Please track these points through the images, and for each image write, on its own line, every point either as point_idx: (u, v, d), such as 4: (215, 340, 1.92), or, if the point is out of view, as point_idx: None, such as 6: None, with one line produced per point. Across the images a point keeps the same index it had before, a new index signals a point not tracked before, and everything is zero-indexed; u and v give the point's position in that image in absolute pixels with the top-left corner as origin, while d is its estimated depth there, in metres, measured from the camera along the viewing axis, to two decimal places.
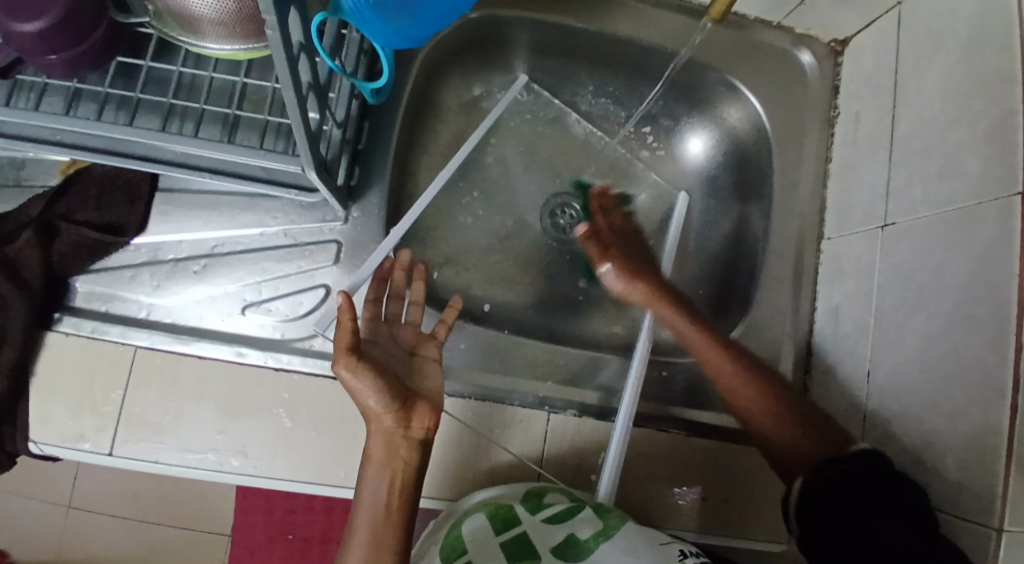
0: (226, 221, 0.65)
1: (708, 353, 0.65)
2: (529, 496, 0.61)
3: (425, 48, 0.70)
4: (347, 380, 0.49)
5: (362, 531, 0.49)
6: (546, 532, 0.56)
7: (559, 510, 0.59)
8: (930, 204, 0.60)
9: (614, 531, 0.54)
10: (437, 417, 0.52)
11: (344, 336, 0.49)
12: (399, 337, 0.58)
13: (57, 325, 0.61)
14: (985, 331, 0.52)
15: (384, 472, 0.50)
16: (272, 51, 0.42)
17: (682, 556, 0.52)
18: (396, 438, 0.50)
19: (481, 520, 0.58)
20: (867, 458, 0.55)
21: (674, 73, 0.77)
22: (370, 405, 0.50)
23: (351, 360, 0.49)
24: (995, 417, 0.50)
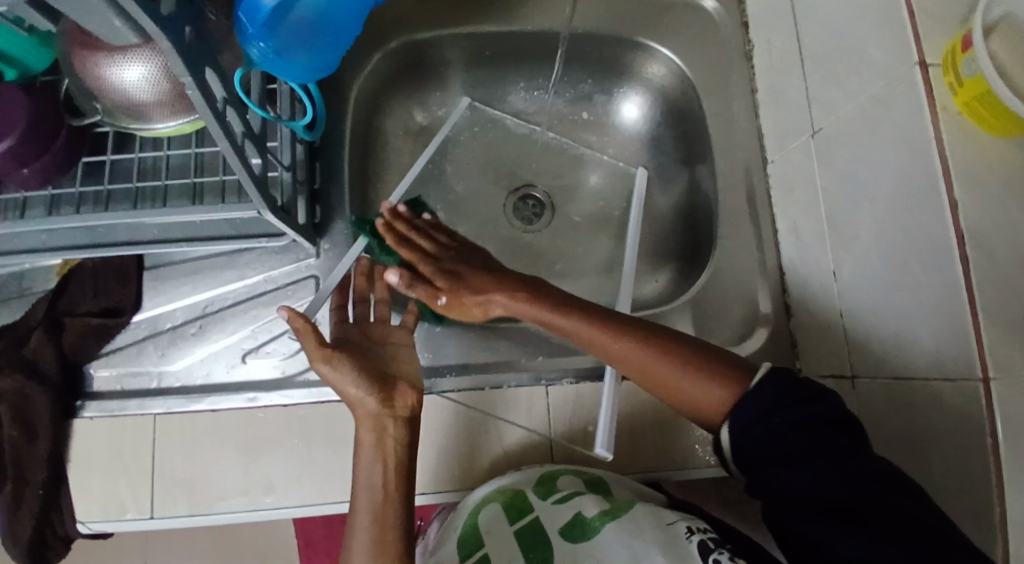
0: (211, 282, 0.71)
1: (608, 345, 0.59)
2: (541, 480, 0.64)
3: (356, 83, 0.76)
4: (327, 372, 0.54)
5: (364, 514, 0.53)
6: (556, 514, 0.60)
7: (568, 494, 0.62)
8: (848, 100, 0.62)
9: (622, 513, 0.59)
10: (416, 394, 0.57)
11: (311, 338, 0.54)
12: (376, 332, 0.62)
13: (82, 412, 0.67)
14: (921, 198, 0.54)
15: (377, 457, 0.54)
16: (198, 109, 0.48)
17: (689, 533, 0.57)
18: (384, 419, 0.55)
19: (495, 509, 0.61)
20: (790, 382, 0.52)
21: (592, 48, 0.82)
22: (353, 392, 0.54)
23: (326, 355, 0.54)
24: (950, 273, 0.51)
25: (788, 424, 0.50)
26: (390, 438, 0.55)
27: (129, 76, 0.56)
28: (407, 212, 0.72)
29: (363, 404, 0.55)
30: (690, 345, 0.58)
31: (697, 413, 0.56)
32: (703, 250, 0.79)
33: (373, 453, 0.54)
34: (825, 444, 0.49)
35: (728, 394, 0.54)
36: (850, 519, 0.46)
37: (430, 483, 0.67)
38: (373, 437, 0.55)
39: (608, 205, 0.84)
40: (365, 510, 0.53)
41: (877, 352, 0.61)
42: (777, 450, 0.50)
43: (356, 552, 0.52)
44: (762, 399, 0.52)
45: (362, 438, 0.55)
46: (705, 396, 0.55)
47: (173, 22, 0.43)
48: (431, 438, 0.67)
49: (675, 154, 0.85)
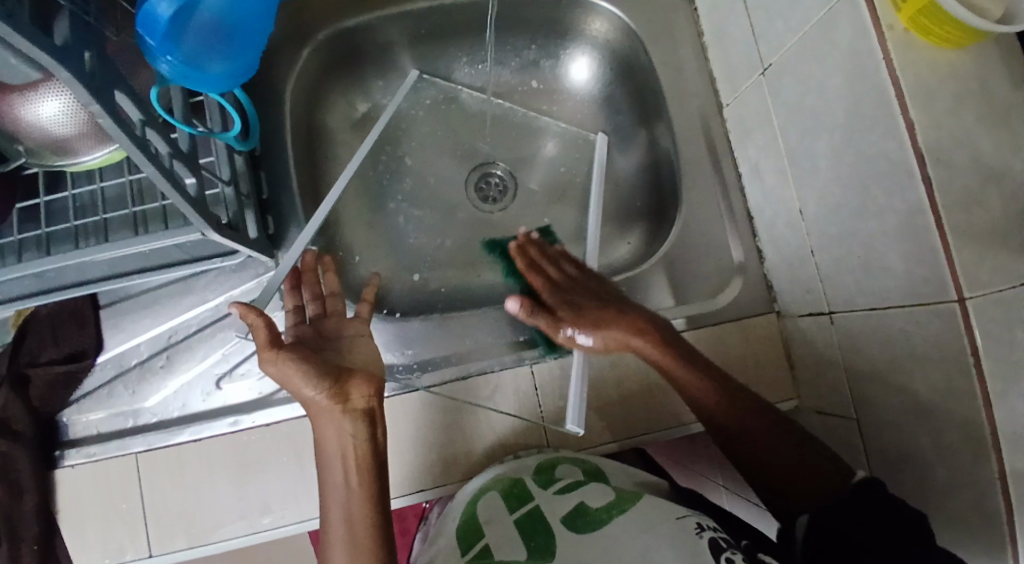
0: (172, 311, 0.69)
1: (687, 381, 0.62)
2: (541, 468, 0.64)
3: (289, 84, 0.73)
4: (273, 371, 0.50)
5: (336, 510, 0.52)
6: (556, 503, 0.59)
7: (569, 482, 0.62)
8: (793, 30, 0.60)
9: (628, 505, 0.57)
10: (374, 385, 0.54)
11: (262, 333, 0.50)
12: (327, 328, 0.60)
13: (63, 460, 0.65)
14: (878, 124, 0.52)
15: (336, 453, 0.52)
16: (114, 136, 0.44)
17: (699, 529, 0.54)
18: (337, 415, 0.52)
19: (495, 497, 0.61)
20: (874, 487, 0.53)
21: (529, 13, 0.79)
22: (304, 391, 0.51)
23: (274, 353, 0.50)
24: (916, 197, 0.50)
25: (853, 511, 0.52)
26: (350, 433, 0.52)
27: (45, 112, 0.53)
28: (537, 241, 0.77)
29: (316, 402, 0.51)
30: (748, 407, 0.61)
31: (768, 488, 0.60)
32: (670, 205, 0.77)
33: (335, 450, 0.52)
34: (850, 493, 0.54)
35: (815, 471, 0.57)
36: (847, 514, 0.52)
37: (426, 480, 0.66)
38: (333, 433, 0.52)
39: (568, 173, 0.82)
40: (336, 507, 0.52)
41: (851, 284, 0.60)
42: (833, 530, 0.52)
43: (331, 548, 0.52)
44: (845, 507, 0.53)
45: (321, 433, 0.52)
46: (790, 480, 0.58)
47: (71, 49, 0.41)
48: (421, 433, 0.66)
49: (629, 112, 0.83)
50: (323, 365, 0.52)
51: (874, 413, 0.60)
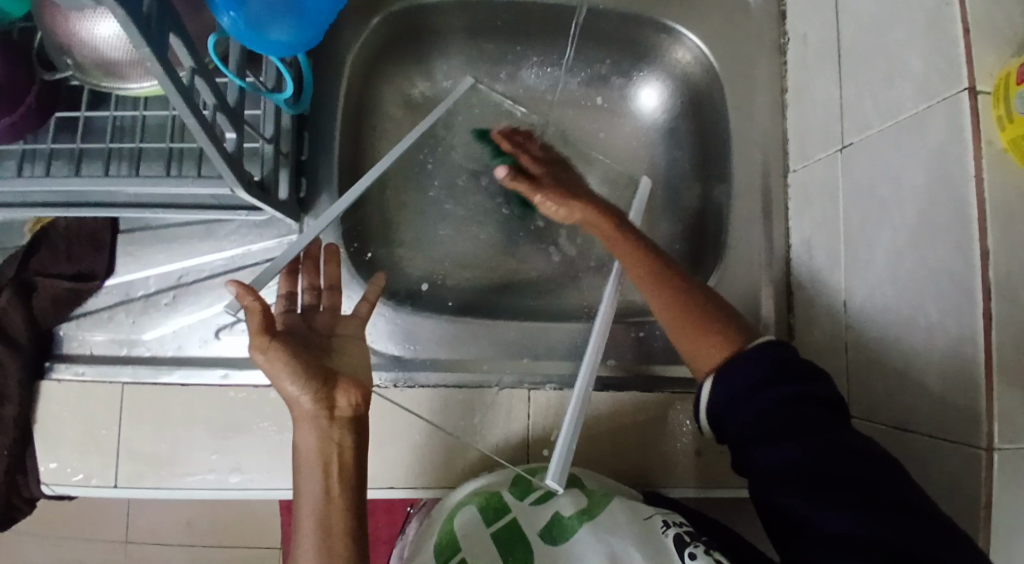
0: (188, 252, 0.68)
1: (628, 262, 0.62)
2: (517, 479, 0.61)
3: (351, 49, 0.70)
4: (262, 363, 0.48)
5: (310, 524, 0.49)
6: (533, 517, 0.58)
7: (544, 490, 0.60)
8: (881, 117, 0.56)
9: (598, 510, 0.57)
10: (362, 392, 0.52)
11: (254, 318, 0.48)
12: (319, 325, 0.57)
13: (52, 373, 0.65)
14: (950, 239, 0.49)
15: (318, 463, 0.50)
16: (159, 81, 0.43)
17: (666, 526, 0.55)
18: (324, 420, 0.50)
19: (473, 514, 0.58)
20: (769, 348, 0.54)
21: (611, 27, 0.75)
22: (290, 389, 0.49)
23: (265, 343, 0.48)
24: (971, 328, 0.47)
25: (771, 397, 0.50)
26: (335, 440, 0.51)
27: (103, 32, 0.53)
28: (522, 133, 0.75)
29: (301, 402, 0.49)
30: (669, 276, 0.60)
31: (690, 361, 0.58)
32: (708, 257, 0.74)
33: (314, 460, 0.50)
34: (809, 417, 0.49)
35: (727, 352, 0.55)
36: (864, 490, 0.44)
37: (401, 479, 0.65)
38: (316, 439, 0.50)
39: None
40: (312, 520, 0.49)
41: (878, 390, 0.57)
42: (760, 425, 0.50)
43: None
44: (745, 368, 0.53)
45: (302, 440, 0.50)
46: (707, 358, 0.56)
47: None
48: (408, 432, 0.65)
49: (688, 150, 0.79)
50: (313, 364, 0.50)
51: None
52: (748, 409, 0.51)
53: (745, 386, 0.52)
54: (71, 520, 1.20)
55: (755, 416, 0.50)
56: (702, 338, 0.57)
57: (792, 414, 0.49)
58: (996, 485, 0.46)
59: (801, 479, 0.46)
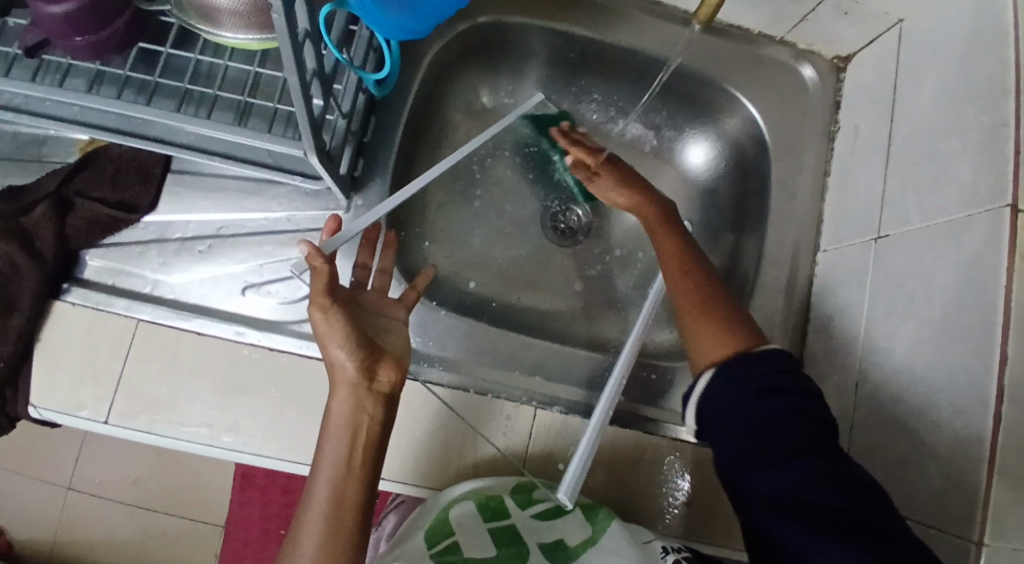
0: (233, 205, 0.68)
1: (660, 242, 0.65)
2: (518, 488, 0.64)
3: (432, 48, 0.73)
4: (317, 322, 0.52)
5: (324, 488, 0.51)
6: (533, 529, 0.63)
7: (546, 505, 0.64)
8: (923, 217, 0.60)
9: (601, 536, 0.61)
10: (401, 372, 0.55)
11: (321, 281, 0.51)
12: (368, 301, 0.59)
13: (66, 295, 0.64)
14: (972, 340, 0.52)
15: (346, 430, 0.52)
16: (279, 39, 0.44)
17: (664, 553, 0.60)
18: (361, 390, 0.53)
19: (472, 510, 0.62)
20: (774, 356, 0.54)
21: (676, 83, 0.79)
22: (336, 353, 0.52)
23: (326, 305, 0.52)
24: (980, 426, 0.49)
25: (770, 421, 0.50)
26: (366, 412, 0.53)
27: None
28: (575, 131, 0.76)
29: (344, 369, 0.52)
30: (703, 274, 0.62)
31: (692, 355, 0.58)
32: None
33: (342, 427, 0.52)
34: (810, 449, 0.48)
35: (732, 350, 0.56)
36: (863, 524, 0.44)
37: (396, 471, 0.65)
38: (348, 407, 0.52)
39: (645, 244, 0.82)
40: (325, 485, 0.51)
41: (878, 472, 0.60)
42: (757, 448, 0.49)
43: (305, 525, 0.50)
44: (751, 393, 0.52)
45: (336, 406, 0.53)
46: (711, 354, 0.56)
47: None
48: (411, 426, 0.65)
49: (725, 212, 0.82)
50: (362, 336, 0.53)
51: None
52: (747, 430, 0.50)
53: (745, 394, 0.52)
54: (15, 456, 1.15)
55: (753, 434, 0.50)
56: (711, 334, 0.58)
57: (790, 441, 0.49)
58: None
59: (787, 499, 0.46)
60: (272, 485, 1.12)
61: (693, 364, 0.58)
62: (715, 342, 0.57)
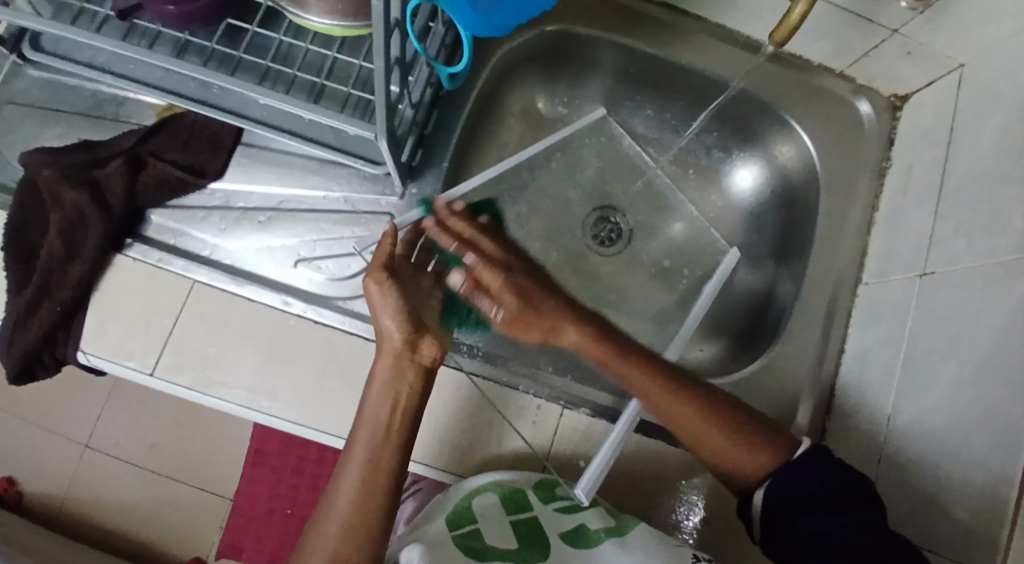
0: (295, 181, 0.70)
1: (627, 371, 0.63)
2: (542, 483, 0.65)
3: (501, 51, 0.75)
4: (374, 293, 0.58)
5: (362, 449, 0.56)
6: (557, 520, 0.61)
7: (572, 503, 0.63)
8: (972, 259, 0.60)
9: (627, 530, 0.59)
10: (441, 347, 0.61)
11: (382, 256, 0.60)
12: (422, 282, 0.61)
13: (128, 250, 0.66)
14: (1012, 382, 0.52)
15: (387, 395, 0.57)
16: (374, 23, 0.47)
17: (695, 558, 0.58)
18: (403, 358, 0.58)
19: (493, 499, 0.62)
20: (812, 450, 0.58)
21: (731, 107, 0.80)
22: (386, 323, 0.58)
23: (381, 276, 0.58)
24: (1012, 466, 0.50)
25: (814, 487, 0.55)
26: (406, 381, 0.58)
27: None
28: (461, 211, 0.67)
29: (391, 338, 0.58)
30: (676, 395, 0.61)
31: (734, 476, 0.60)
32: (763, 339, 0.77)
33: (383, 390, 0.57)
34: (844, 503, 0.54)
35: (770, 467, 0.58)
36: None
37: (423, 453, 0.66)
38: (390, 374, 0.58)
39: (686, 261, 0.83)
40: (364, 445, 0.56)
41: (903, 509, 0.60)
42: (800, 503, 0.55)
43: (343, 480, 0.55)
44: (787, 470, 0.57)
45: (379, 370, 0.58)
46: (749, 465, 0.58)
47: None
48: (441, 411, 0.67)
49: (768, 238, 0.83)
50: (411, 312, 0.59)
51: None
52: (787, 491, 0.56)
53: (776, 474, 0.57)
54: (42, 409, 1.19)
55: (794, 494, 0.56)
56: (740, 452, 0.59)
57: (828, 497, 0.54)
58: None
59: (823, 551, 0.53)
60: (286, 463, 1.18)
61: (735, 481, 0.60)
62: (745, 467, 0.59)
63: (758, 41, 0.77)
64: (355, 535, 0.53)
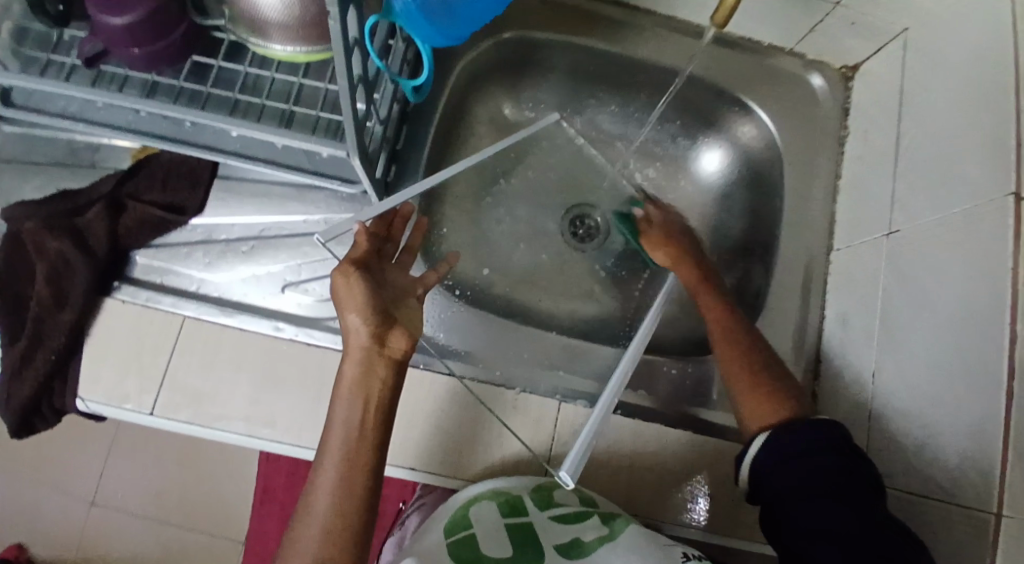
0: (275, 209, 0.72)
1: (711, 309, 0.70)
2: (540, 487, 0.66)
3: (462, 62, 0.77)
4: (342, 285, 0.57)
5: (336, 450, 0.54)
6: (551, 530, 0.63)
7: (567, 510, 0.65)
8: (934, 213, 0.62)
9: (619, 535, 0.60)
10: (411, 343, 0.58)
11: (354, 253, 0.59)
12: (392, 277, 0.63)
13: (116, 293, 0.67)
14: (985, 325, 0.54)
15: (359, 393, 0.55)
16: (334, 43, 0.49)
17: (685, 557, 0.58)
18: (373, 355, 0.56)
19: (491, 507, 0.64)
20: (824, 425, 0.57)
21: (691, 94, 0.82)
22: (351, 319, 0.56)
23: (350, 272, 0.57)
24: (993, 405, 0.52)
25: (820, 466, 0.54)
26: (376, 378, 0.56)
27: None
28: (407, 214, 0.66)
29: (357, 334, 0.56)
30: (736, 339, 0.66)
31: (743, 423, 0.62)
32: (746, 314, 0.79)
33: (353, 390, 0.55)
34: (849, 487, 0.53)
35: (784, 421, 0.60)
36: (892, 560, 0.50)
37: (427, 462, 0.67)
38: (359, 372, 0.55)
39: None
40: (337, 448, 0.54)
41: (897, 461, 0.61)
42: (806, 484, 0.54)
43: (317, 486, 0.53)
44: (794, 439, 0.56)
45: (348, 370, 0.56)
46: (762, 415, 0.61)
47: None
48: (439, 419, 0.68)
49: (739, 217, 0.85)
50: (379, 307, 0.58)
51: None
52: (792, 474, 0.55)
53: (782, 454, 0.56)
54: (39, 471, 1.18)
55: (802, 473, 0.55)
56: (763, 400, 0.62)
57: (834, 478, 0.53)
58: (1007, 554, 0.51)
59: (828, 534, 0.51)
60: None
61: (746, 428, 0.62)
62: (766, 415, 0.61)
63: (699, 26, 0.80)
64: (331, 542, 0.51)
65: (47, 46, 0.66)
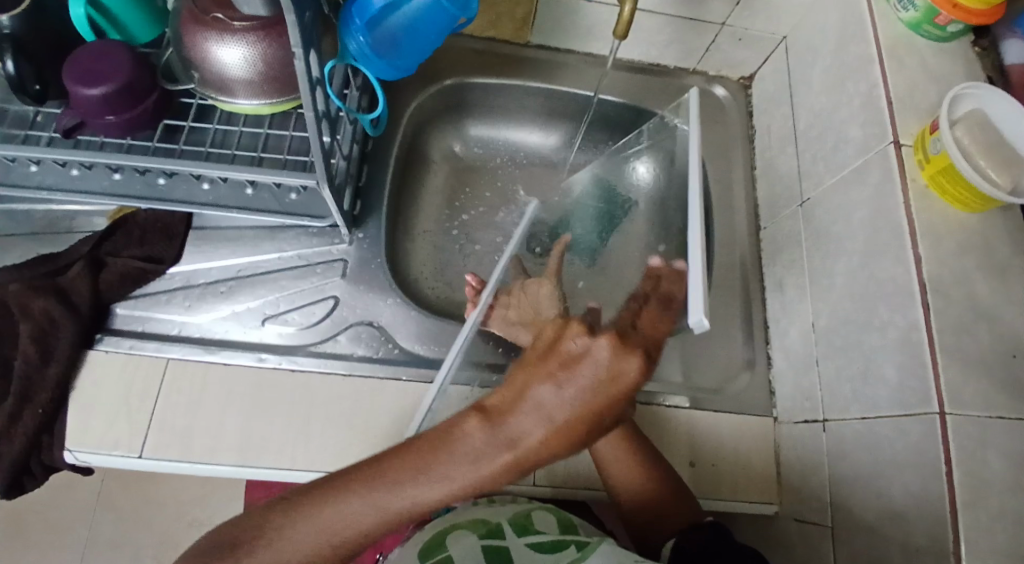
0: (250, 250, 0.76)
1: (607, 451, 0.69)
2: (519, 518, 0.66)
3: (410, 107, 0.86)
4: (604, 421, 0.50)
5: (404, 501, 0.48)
6: (525, 552, 0.61)
7: (545, 538, 0.63)
8: (832, 174, 0.72)
9: (592, 552, 0.59)
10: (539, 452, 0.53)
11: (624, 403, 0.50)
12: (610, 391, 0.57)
13: (99, 344, 0.69)
14: (891, 250, 0.63)
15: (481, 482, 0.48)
16: (299, 80, 0.56)
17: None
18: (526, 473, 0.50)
19: (468, 531, 0.64)
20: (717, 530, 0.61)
21: (617, 117, 0.94)
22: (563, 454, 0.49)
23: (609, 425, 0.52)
24: (915, 316, 0.59)
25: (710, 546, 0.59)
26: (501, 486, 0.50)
27: (229, 56, 0.65)
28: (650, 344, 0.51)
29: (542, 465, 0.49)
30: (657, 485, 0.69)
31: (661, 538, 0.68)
32: None
33: (482, 485, 0.48)
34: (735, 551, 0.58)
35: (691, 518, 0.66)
36: None
37: None
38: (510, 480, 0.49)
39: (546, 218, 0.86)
40: (396, 507, 0.48)
41: (844, 395, 0.67)
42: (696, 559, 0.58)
43: (367, 505, 0.48)
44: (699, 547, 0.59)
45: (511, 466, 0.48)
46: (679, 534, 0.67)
47: (300, 4, 0.53)
48: None
49: None
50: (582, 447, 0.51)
51: (850, 521, 0.64)
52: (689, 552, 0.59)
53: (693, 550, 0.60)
54: None
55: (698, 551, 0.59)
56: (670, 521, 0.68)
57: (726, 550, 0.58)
58: (953, 444, 0.55)
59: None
60: None
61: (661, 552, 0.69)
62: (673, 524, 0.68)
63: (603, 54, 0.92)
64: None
65: (24, 125, 0.71)
